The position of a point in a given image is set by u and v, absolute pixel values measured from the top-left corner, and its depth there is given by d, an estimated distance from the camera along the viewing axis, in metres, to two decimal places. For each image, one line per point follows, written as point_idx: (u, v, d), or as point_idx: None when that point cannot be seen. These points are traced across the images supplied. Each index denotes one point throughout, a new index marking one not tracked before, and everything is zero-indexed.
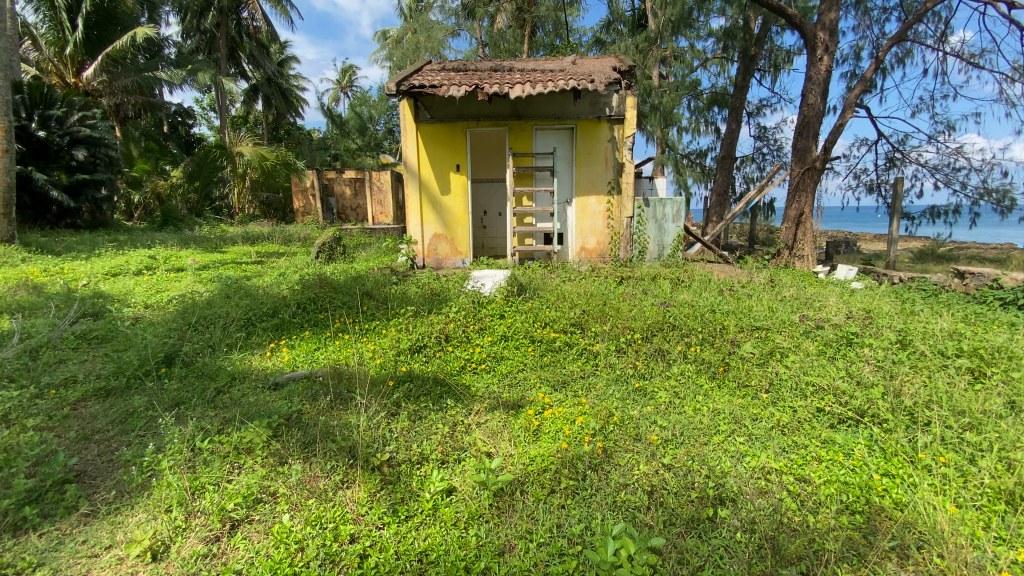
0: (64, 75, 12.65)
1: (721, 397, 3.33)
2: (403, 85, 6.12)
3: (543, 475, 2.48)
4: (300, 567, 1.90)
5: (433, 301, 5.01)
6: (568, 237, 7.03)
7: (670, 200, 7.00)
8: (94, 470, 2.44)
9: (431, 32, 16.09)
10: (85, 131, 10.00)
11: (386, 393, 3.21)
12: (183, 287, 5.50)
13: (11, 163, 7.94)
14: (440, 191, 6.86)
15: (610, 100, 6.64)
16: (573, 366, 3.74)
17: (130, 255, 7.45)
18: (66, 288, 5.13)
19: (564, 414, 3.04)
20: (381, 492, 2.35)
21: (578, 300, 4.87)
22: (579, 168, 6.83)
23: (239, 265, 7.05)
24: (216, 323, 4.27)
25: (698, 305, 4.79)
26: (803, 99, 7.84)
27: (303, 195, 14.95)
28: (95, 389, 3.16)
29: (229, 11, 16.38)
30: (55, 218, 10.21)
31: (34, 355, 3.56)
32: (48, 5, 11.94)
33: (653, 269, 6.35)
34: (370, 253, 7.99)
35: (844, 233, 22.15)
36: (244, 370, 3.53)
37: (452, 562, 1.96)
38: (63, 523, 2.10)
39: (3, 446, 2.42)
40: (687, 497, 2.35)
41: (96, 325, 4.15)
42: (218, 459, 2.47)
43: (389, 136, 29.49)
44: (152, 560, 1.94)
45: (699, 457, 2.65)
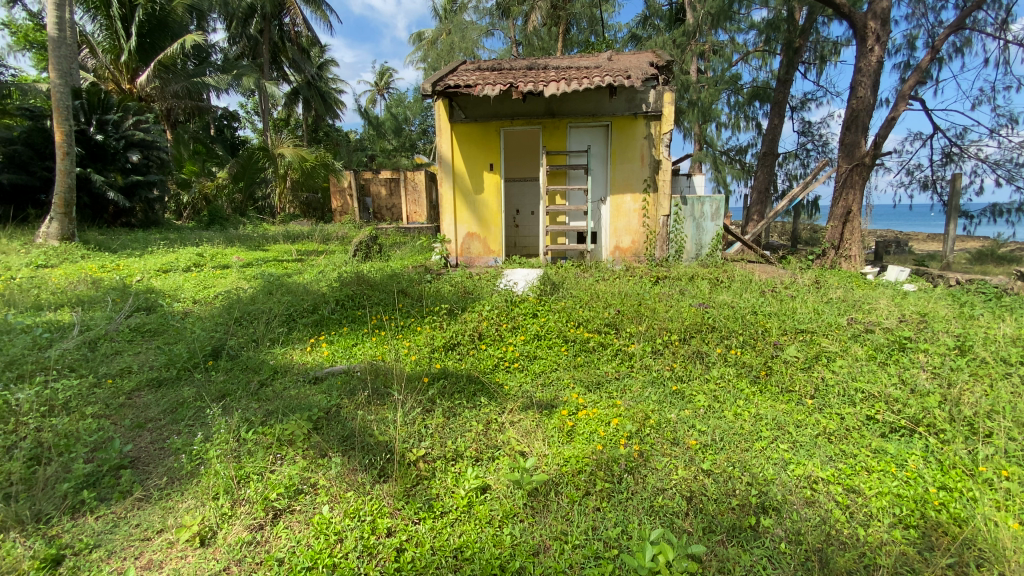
0: (120, 81, 13.42)
1: (764, 402, 3.21)
2: (439, 85, 6.18)
3: (578, 476, 2.44)
4: (339, 558, 1.94)
5: (466, 299, 5.04)
6: (601, 237, 6.95)
7: (709, 198, 6.83)
8: (147, 457, 2.56)
9: (465, 32, 16.23)
10: (139, 134, 10.55)
11: (421, 389, 3.24)
12: (229, 284, 5.72)
13: (72, 166, 8.43)
14: (473, 190, 6.89)
15: (647, 96, 6.51)
16: (608, 366, 3.68)
17: (180, 252, 7.82)
18: (122, 284, 5.42)
19: (598, 415, 2.99)
20: (417, 487, 2.37)
21: (613, 299, 4.79)
22: (614, 165, 6.72)
23: (281, 263, 7.27)
24: (260, 318, 4.43)
25: (738, 306, 4.65)
26: (852, 91, 7.50)
27: (341, 195, 15.32)
28: (148, 380, 3.31)
29: (272, 17, 16.94)
30: (111, 218, 10.83)
31: (93, 346, 3.77)
32: (105, 14, 12.60)
33: (690, 269, 6.19)
34: (405, 251, 8.13)
35: (894, 231, 21.05)
36: (285, 364, 3.64)
37: (488, 560, 1.95)
38: (118, 506, 2.20)
39: (64, 431, 2.57)
40: (727, 504, 2.27)
41: (149, 319, 4.36)
42: (262, 450, 2.54)
43: (423, 136, 29.89)
44: (201, 545, 2.02)
45: (741, 464, 2.56)
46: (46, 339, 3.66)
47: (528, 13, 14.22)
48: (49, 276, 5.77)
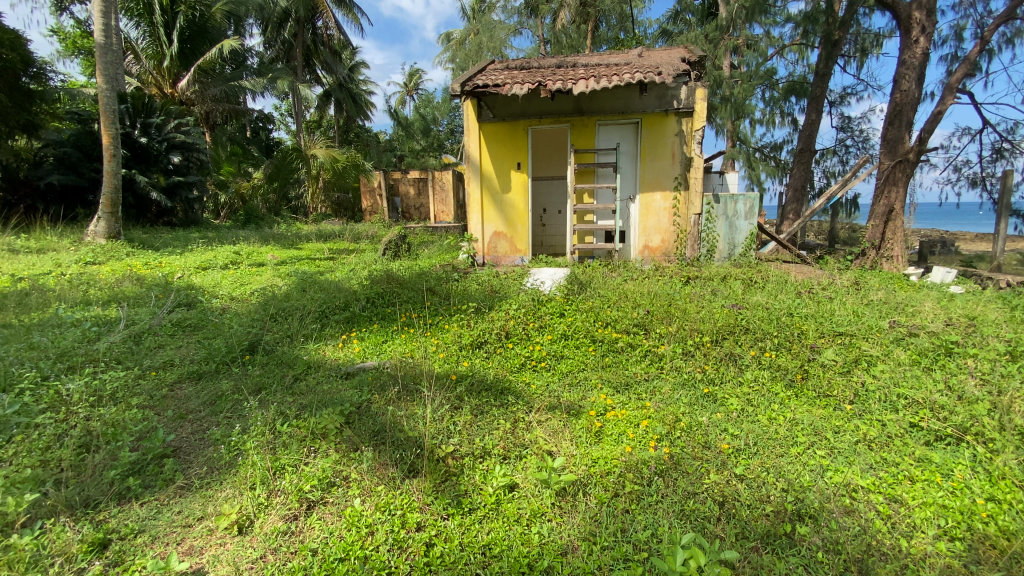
0: (162, 85, 13.96)
1: (800, 407, 3.11)
2: (468, 86, 6.23)
3: (606, 478, 2.41)
4: (370, 550, 1.97)
5: (493, 297, 5.06)
6: (630, 235, 6.86)
7: (742, 196, 6.66)
8: (188, 447, 2.66)
9: (493, 31, 16.29)
10: (180, 137, 10.97)
11: (450, 386, 3.28)
12: (264, 281, 5.90)
13: (119, 168, 8.82)
14: (501, 189, 6.90)
15: (679, 92, 6.40)
16: (637, 368, 3.63)
17: (218, 250, 8.09)
18: (164, 280, 5.65)
19: (627, 417, 2.95)
20: (446, 483, 2.39)
21: (642, 299, 4.72)
22: (643, 163, 6.63)
23: (313, 261, 7.44)
24: (294, 314, 4.54)
25: (773, 307, 4.52)
26: (895, 85, 7.20)
27: (371, 195, 15.59)
28: (189, 372, 3.44)
29: (305, 21, 17.35)
30: (154, 217, 11.29)
31: (138, 339, 3.93)
32: (149, 22, 13.12)
33: (722, 269, 6.06)
34: (433, 250, 8.21)
35: (939, 231, 20.06)
36: (318, 359, 3.72)
37: (516, 558, 1.96)
38: (161, 493, 2.29)
39: (112, 420, 2.70)
40: (762, 510, 2.21)
41: (189, 314, 4.53)
42: (297, 442, 2.60)
43: (450, 136, 30.11)
44: (239, 533, 2.09)
45: (776, 470, 2.49)
46: (94, 333, 3.84)
47: (557, 11, 14.15)
48: (97, 273, 6.06)
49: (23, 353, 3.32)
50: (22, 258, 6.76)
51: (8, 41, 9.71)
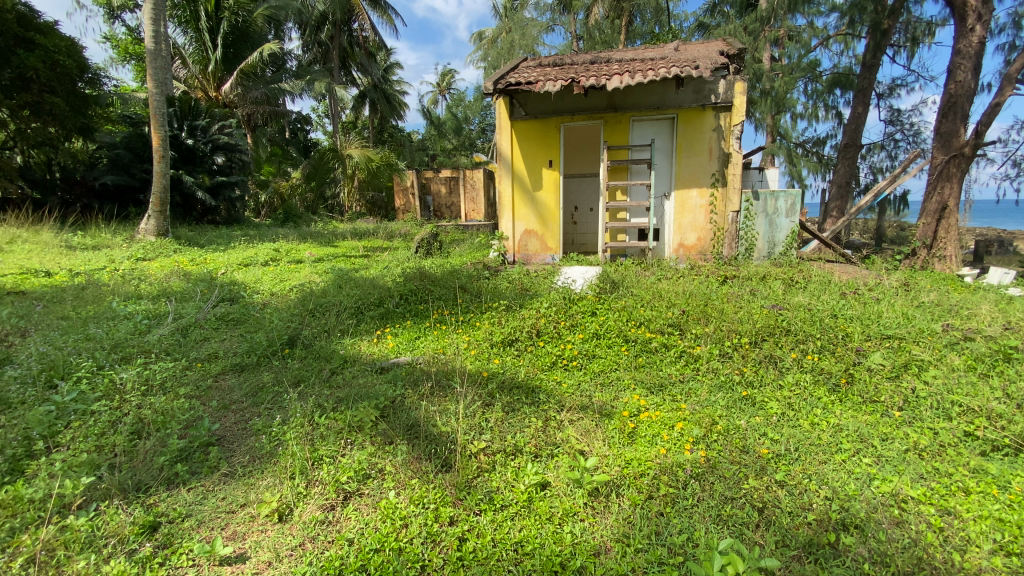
0: (207, 89, 14.54)
1: (844, 412, 2.99)
2: (501, 83, 6.24)
3: (640, 479, 2.37)
4: (405, 542, 2.00)
5: (525, 296, 5.06)
6: (664, 233, 6.74)
7: (783, 192, 6.44)
8: (231, 436, 2.76)
9: (525, 29, 16.26)
10: (223, 138, 11.41)
11: (481, 383, 3.30)
12: (302, 277, 6.07)
13: (167, 169, 9.22)
14: (533, 186, 6.89)
15: (716, 86, 6.24)
16: (672, 369, 3.55)
17: (258, 248, 8.36)
18: (209, 276, 5.89)
19: (661, 418, 2.89)
20: (478, 479, 2.40)
21: (677, 299, 4.62)
22: (679, 159, 6.50)
23: (349, 258, 7.60)
24: (331, 310, 4.66)
25: (815, 308, 4.34)
26: (948, 76, 6.81)
27: (404, 194, 15.84)
28: (232, 365, 3.57)
29: (342, 24, 17.75)
30: (199, 215, 11.78)
31: (185, 332, 4.11)
32: (195, 28, 13.67)
33: (762, 268, 5.86)
34: (464, 248, 8.27)
35: (997, 230, 18.81)
36: (354, 354, 3.80)
37: (549, 556, 1.94)
38: (206, 480, 2.38)
39: (162, 409, 2.82)
40: (803, 518, 2.14)
41: (233, 309, 4.71)
42: (334, 434, 2.66)
43: (482, 135, 30.23)
44: (279, 520, 2.16)
45: (819, 476, 2.40)
46: (146, 325, 4.03)
47: (590, 7, 14.02)
48: (147, 269, 6.37)
49: (81, 344, 3.51)
50: (79, 255, 7.17)
51: (65, 48, 10.28)
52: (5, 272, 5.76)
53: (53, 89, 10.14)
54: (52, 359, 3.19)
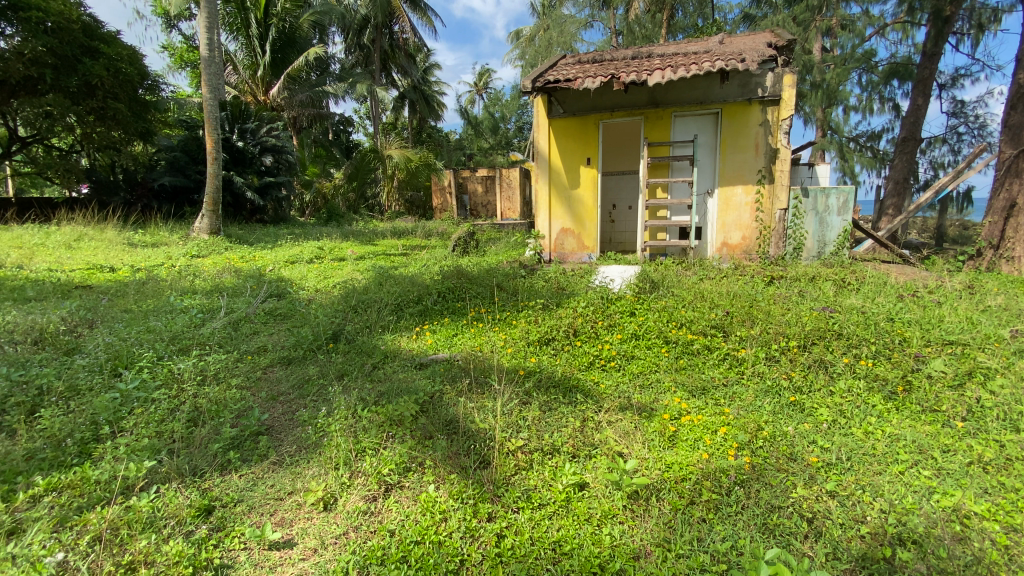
0: (257, 93, 15.15)
1: (901, 422, 2.82)
2: (539, 81, 6.23)
3: (681, 484, 2.31)
4: (444, 536, 2.03)
5: (561, 295, 5.02)
6: (707, 232, 6.55)
7: (835, 189, 6.14)
8: (279, 426, 2.87)
9: (563, 26, 16.18)
10: (272, 140, 11.89)
11: (518, 381, 3.30)
12: (345, 274, 6.24)
13: (219, 170, 9.66)
14: (570, 184, 6.84)
15: (764, 79, 6.01)
16: (715, 372, 3.45)
17: (303, 246, 8.68)
18: (258, 272, 6.15)
19: (704, 422, 2.81)
20: (515, 476, 2.41)
21: (720, 300, 4.49)
22: (723, 155, 6.31)
23: (389, 256, 7.75)
24: (373, 306, 4.77)
25: (869, 312, 4.12)
26: (1018, 64, 6.36)
27: (442, 194, 16.12)
28: (280, 357, 3.72)
29: (383, 27, 18.18)
30: (249, 214, 12.30)
31: (235, 326, 4.29)
32: (245, 34, 14.22)
33: (811, 269, 5.61)
34: (501, 247, 8.31)
35: None
36: (394, 349, 3.89)
37: (587, 557, 1.92)
38: (256, 467, 2.49)
39: (216, 398, 2.97)
40: (856, 530, 2.04)
41: (280, 304, 4.90)
42: (376, 426, 2.72)
43: (518, 134, 30.28)
44: (325, 509, 2.24)
45: (873, 488, 2.28)
46: (200, 319, 4.24)
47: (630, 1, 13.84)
48: (202, 265, 6.70)
49: (142, 335, 3.73)
50: (140, 252, 7.61)
51: (127, 56, 10.95)
52: (75, 267, 6.20)
53: (116, 96, 10.83)
54: (117, 349, 3.41)
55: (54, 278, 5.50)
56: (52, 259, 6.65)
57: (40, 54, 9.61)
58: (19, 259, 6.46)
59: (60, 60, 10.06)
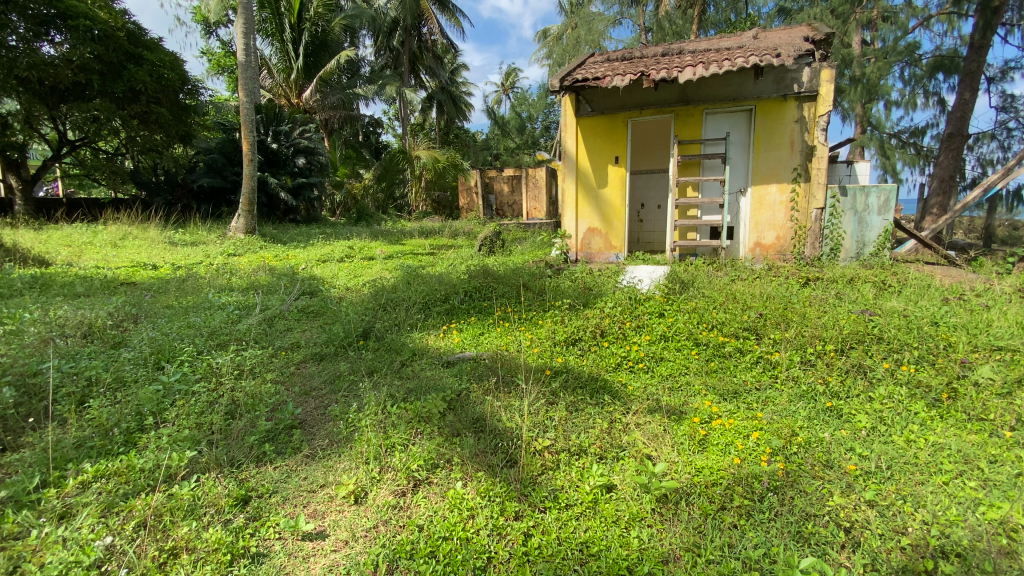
0: (290, 96, 15.53)
1: (946, 430, 2.70)
2: (567, 80, 6.19)
3: (712, 488, 2.26)
4: (472, 533, 2.05)
5: (588, 295, 4.99)
6: (739, 231, 6.40)
7: (876, 187, 5.91)
8: (312, 420, 2.95)
9: (592, 24, 16.06)
10: (304, 142, 12.20)
11: (545, 381, 3.30)
12: (374, 273, 6.35)
13: (254, 172, 9.96)
14: (598, 184, 6.79)
15: (800, 74, 5.83)
16: (747, 375, 3.37)
17: (334, 245, 8.87)
18: (291, 271, 6.30)
19: (735, 426, 2.75)
20: (542, 476, 2.41)
21: (753, 302, 4.38)
22: (757, 153, 6.16)
23: (416, 256, 7.84)
24: (402, 305, 4.84)
25: (912, 315, 3.95)
26: None
27: (468, 194, 16.36)
28: (312, 354, 3.81)
29: (412, 28, 18.41)
30: (282, 214, 12.65)
31: (270, 322, 4.42)
32: (280, 39, 14.59)
33: (849, 270, 5.42)
34: (527, 246, 8.30)
35: None
36: (422, 347, 3.94)
37: (615, 559, 1.91)
38: (291, 460, 2.56)
39: (252, 392, 3.07)
40: (896, 542, 1.97)
41: (312, 302, 5.02)
42: (404, 423, 2.77)
43: (545, 134, 30.23)
44: (355, 502, 2.29)
45: (915, 498, 2.19)
46: (237, 315, 4.39)
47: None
48: (238, 263, 6.92)
49: (183, 330, 3.88)
50: (180, 250, 7.91)
51: (169, 62, 11.40)
52: (120, 265, 6.48)
53: (159, 100, 11.29)
54: (160, 343, 3.56)
55: (102, 275, 5.78)
56: (100, 256, 6.98)
57: (88, 60, 10.08)
58: (70, 256, 6.81)
59: (106, 67, 10.53)
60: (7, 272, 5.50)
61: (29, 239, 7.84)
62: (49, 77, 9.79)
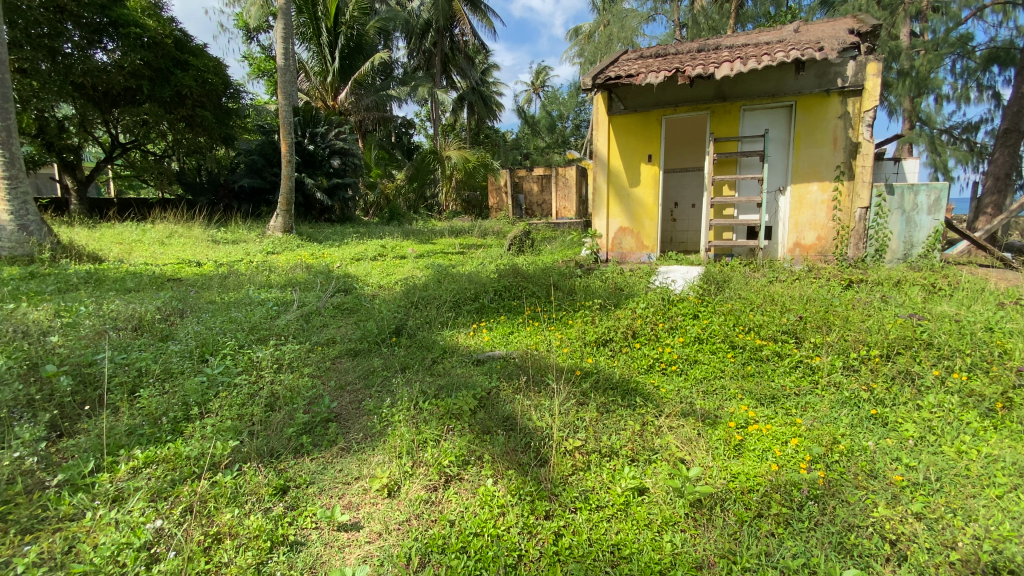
0: (326, 99, 15.92)
1: (1000, 442, 2.55)
2: (600, 78, 6.14)
3: (748, 495, 2.21)
4: (502, 530, 2.06)
5: (619, 295, 4.95)
6: (778, 231, 6.21)
7: (925, 186, 5.64)
8: (347, 414, 3.03)
9: (625, 21, 15.89)
10: (340, 143, 12.50)
11: (576, 381, 3.28)
12: (406, 272, 6.45)
13: (292, 173, 10.25)
14: (630, 183, 6.70)
15: (844, 68, 5.62)
16: (786, 380, 3.27)
17: (368, 244, 9.04)
18: (327, 269, 6.48)
19: (773, 432, 2.67)
20: (573, 477, 2.40)
21: (792, 304, 4.24)
22: (797, 150, 5.96)
23: (446, 254, 7.92)
24: (433, 302, 4.91)
25: (964, 320, 3.75)
26: None
27: (498, 193, 16.44)
28: (347, 349, 3.90)
29: (445, 29, 18.60)
30: (318, 214, 13.00)
31: (307, 318, 4.55)
32: (317, 43, 14.97)
33: (896, 272, 5.19)
34: (556, 246, 8.26)
35: None
36: (453, 345, 3.99)
37: (647, 563, 1.90)
38: (327, 452, 2.64)
39: (291, 385, 3.17)
40: (945, 556, 1.87)
41: (347, 299, 5.14)
42: (436, 419, 2.82)
43: (576, 132, 30.06)
44: (388, 495, 2.33)
45: (966, 512, 2.07)
46: (276, 311, 4.54)
47: None
48: (276, 261, 7.15)
49: (226, 325, 4.04)
50: (222, 248, 8.21)
51: (213, 67, 11.88)
52: (167, 262, 6.79)
53: (203, 104, 11.77)
54: (204, 337, 3.71)
55: (150, 271, 6.06)
56: (148, 253, 7.34)
57: (138, 66, 10.58)
58: (121, 253, 7.18)
59: (154, 72, 11.03)
60: (65, 269, 5.85)
61: (84, 237, 8.30)
62: (102, 83, 10.33)
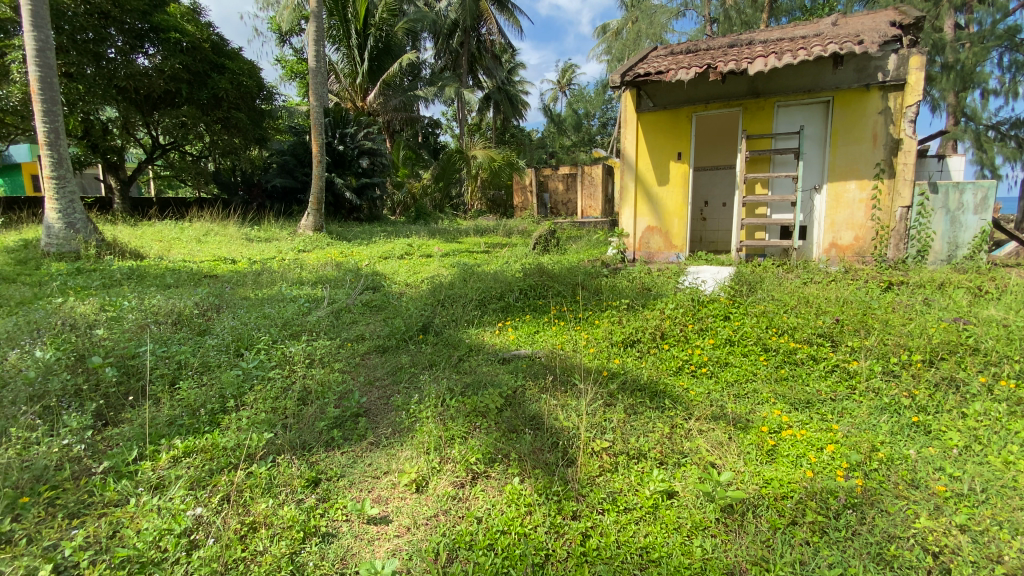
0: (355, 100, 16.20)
1: None
2: (629, 75, 6.07)
3: (782, 502, 2.16)
4: (530, 528, 2.07)
5: (647, 295, 4.89)
6: (813, 231, 6.03)
7: (972, 184, 5.38)
8: (375, 409, 3.09)
9: (653, 17, 15.70)
10: (368, 143, 12.71)
11: (603, 382, 3.26)
12: (432, 270, 6.51)
13: (322, 172, 10.47)
14: (658, 182, 6.61)
15: (886, 62, 5.42)
16: (821, 385, 3.18)
17: (395, 243, 9.16)
18: (356, 266, 6.60)
19: (808, 438, 2.60)
20: (600, 478, 2.39)
21: (828, 307, 4.12)
22: (834, 148, 5.78)
23: (472, 253, 7.95)
24: (459, 301, 4.95)
25: (1013, 325, 3.57)
26: None
27: (523, 192, 16.43)
28: (376, 346, 3.97)
29: (471, 29, 18.70)
30: (347, 213, 13.25)
31: (337, 314, 4.65)
32: (347, 44, 15.25)
33: (939, 274, 4.98)
34: (582, 245, 8.21)
35: None
36: (478, 343, 4.02)
37: (677, 566, 1.88)
38: (357, 446, 2.70)
39: (321, 379, 3.25)
40: (991, 571, 1.79)
41: (375, 296, 5.22)
42: (462, 416, 2.84)
43: (602, 131, 29.80)
44: (417, 490, 2.37)
45: (1014, 525, 1.97)
46: (307, 308, 4.65)
47: None
48: (307, 259, 7.32)
49: (260, 320, 4.16)
50: (256, 246, 8.46)
51: (247, 70, 12.24)
52: (203, 259, 7.03)
53: (238, 106, 12.13)
54: (239, 332, 3.83)
55: (188, 268, 6.29)
56: (186, 251, 7.61)
57: (177, 70, 10.98)
58: (161, 250, 7.47)
59: (193, 76, 11.42)
60: (109, 265, 6.11)
61: (127, 235, 8.66)
62: (144, 86, 10.76)
